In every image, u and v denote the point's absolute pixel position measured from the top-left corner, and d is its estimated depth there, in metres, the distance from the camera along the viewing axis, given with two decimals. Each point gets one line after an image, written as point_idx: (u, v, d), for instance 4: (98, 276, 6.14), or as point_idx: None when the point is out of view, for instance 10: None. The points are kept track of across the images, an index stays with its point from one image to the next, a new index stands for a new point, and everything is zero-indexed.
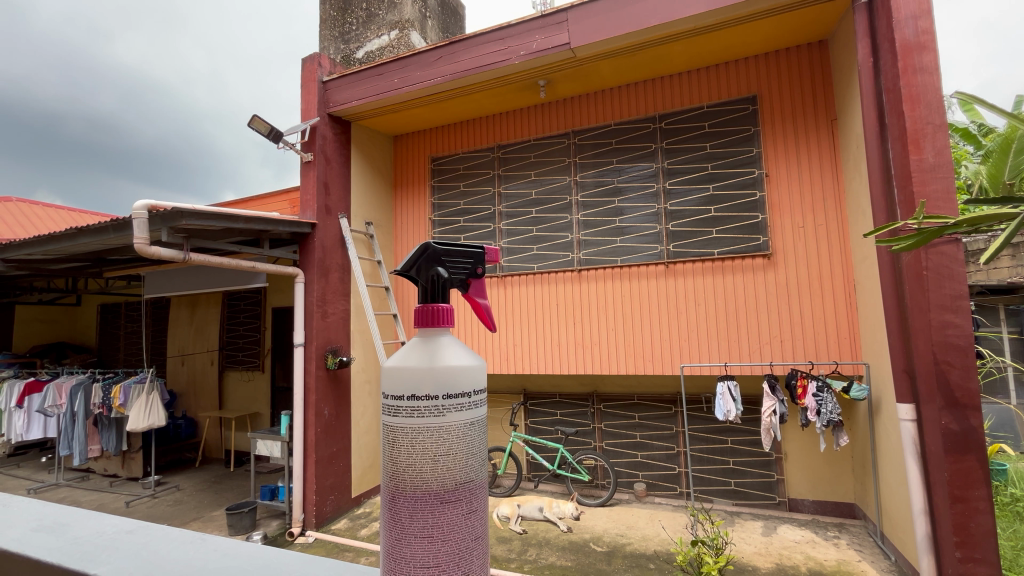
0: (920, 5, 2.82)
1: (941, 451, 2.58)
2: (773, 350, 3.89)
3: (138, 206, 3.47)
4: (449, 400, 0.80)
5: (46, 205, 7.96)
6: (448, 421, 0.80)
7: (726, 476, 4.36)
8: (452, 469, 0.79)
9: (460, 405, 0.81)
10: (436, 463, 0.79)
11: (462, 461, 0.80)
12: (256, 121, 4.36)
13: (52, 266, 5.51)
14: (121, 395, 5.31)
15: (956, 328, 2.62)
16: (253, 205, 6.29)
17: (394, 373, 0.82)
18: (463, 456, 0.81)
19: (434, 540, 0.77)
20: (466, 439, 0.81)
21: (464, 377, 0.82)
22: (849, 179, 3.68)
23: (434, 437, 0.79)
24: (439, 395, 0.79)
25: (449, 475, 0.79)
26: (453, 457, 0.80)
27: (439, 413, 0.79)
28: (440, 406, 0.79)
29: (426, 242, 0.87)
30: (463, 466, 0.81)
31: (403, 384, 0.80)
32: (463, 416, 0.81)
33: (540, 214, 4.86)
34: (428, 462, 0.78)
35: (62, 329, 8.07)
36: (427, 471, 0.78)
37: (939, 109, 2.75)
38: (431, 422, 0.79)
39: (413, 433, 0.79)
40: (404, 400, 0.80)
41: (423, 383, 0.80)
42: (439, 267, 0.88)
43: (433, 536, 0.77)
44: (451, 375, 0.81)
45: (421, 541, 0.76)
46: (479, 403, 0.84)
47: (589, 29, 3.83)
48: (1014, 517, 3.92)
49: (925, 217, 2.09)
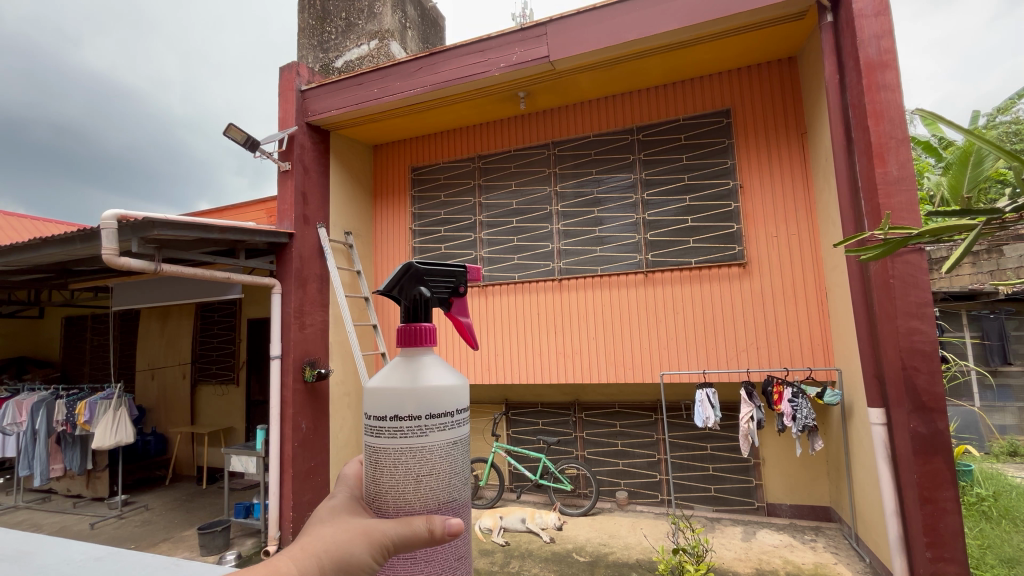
0: (882, 26, 2.95)
1: (911, 453, 2.66)
2: (750, 357, 3.96)
3: (106, 215, 3.36)
4: (431, 420, 0.79)
5: (7, 213, 7.67)
6: (430, 441, 0.79)
7: (705, 482, 4.40)
8: (435, 489, 0.79)
9: (443, 425, 0.80)
10: (419, 484, 0.78)
11: (444, 480, 0.80)
12: (231, 130, 4.29)
13: (13, 277, 5.28)
14: (85, 412, 5.10)
15: (922, 334, 2.71)
16: (227, 214, 6.16)
17: (377, 396, 0.80)
18: (446, 476, 0.80)
19: (417, 560, 0.77)
20: (451, 458, 0.81)
21: (451, 396, 0.82)
22: (819, 189, 3.79)
23: (417, 458, 0.78)
24: (422, 415, 0.79)
25: (432, 496, 0.79)
26: (436, 476, 0.79)
27: (421, 433, 0.78)
28: (422, 426, 0.79)
29: (408, 262, 0.88)
30: (445, 485, 0.80)
31: (385, 404, 0.79)
32: (447, 437, 0.80)
33: (520, 223, 4.89)
34: (411, 482, 0.78)
35: (22, 342, 7.72)
36: (410, 492, 0.78)
37: (901, 124, 2.87)
38: (415, 443, 0.78)
39: (396, 453, 0.78)
40: (386, 420, 0.79)
41: (409, 405, 0.79)
42: (422, 286, 0.89)
43: (416, 557, 0.77)
44: (437, 396, 0.80)
45: (404, 561, 0.77)
46: (465, 421, 0.84)
47: (567, 43, 3.89)
48: (980, 516, 4.07)
49: (890, 227, 2.10)
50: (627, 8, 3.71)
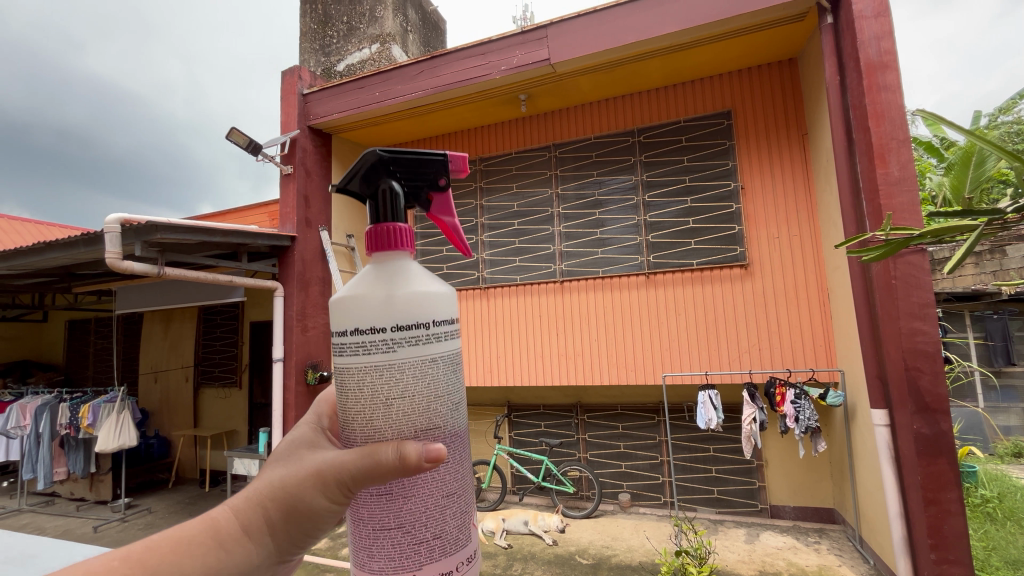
0: (882, 27, 2.96)
1: (914, 455, 2.65)
2: (752, 358, 3.95)
3: (110, 219, 3.38)
4: (399, 334, 0.77)
5: (12, 218, 7.72)
6: (400, 359, 0.77)
7: (708, 484, 4.39)
8: (406, 408, 0.77)
9: (412, 341, 0.77)
10: (388, 402, 0.77)
11: (417, 399, 0.78)
12: (233, 134, 4.31)
13: (17, 281, 5.31)
14: (89, 415, 5.11)
15: (925, 335, 2.71)
16: (230, 217, 6.19)
17: (343, 307, 0.80)
18: (421, 396, 0.78)
19: (393, 496, 0.79)
20: (425, 378, 0.78)
21: (424, 304, 0.79)
22: (821, 191, 3.79)
23: (385, 375, 0.77)
24: (389, 328, 0.77)
25: (403, 414, 0.77)
26: (407, 395, 0.77)
27: (388, 348, 0.77)
28: (390, 341, 0.77)
29: (375, 152, 0.83)
30: (418, 404, 0.78)
31: (355, 314, 0.78)
32: (418, 355, 0.78)
33: (521, 225, 4.90)
34: (380, 400, 0.77)
35: (27, 346, 7.76)
36: (381, 414, 0.78)
37: (902, 124, 2.87)
38: (381, 360, 0.77)
39: (363, 372, 0.78)
40: (349, 334, 0.79)
41: (375, 315, 0.77)
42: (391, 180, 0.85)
43: (391, 493, 0.79)
44: (407, 301, 0.78)
45: (380, 497, 0.80)
46: (442, 336, 0.81)
47: (568, 46, 3.90)
48: (985, 518, 4.05)
49: (892, 228, 2.09)
50: (628, 11, 3.72)
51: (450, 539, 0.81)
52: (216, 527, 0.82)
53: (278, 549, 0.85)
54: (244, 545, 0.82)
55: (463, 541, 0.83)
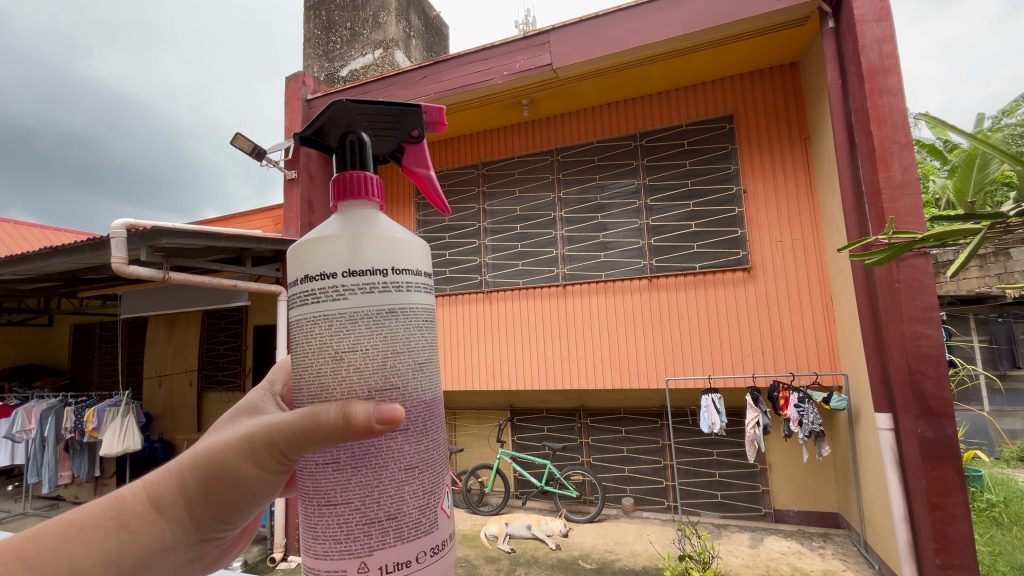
0: (884, 31, 2.97)
1: (919, 459, 2.64)
2: (755, 362, 3.95)
3: (116, 224, 3.41)
4: (350, 281, 0.70)
5: (19, 223, 7.79)
6: (350, 307, 0.70)
7: (711, 488, 4.38)
8: (356, 365, 0.70)
9: (363, 289, 0.70)
10: (337, 358, 0.70)
11: (367, 356, 0.70)
12: (238, 139, 4.35)
13: (24, 286, 5.35)
14: (93, 419, 5.13)
15: (929, 338, 2.70)
16: (234, 222, 6.23)
17: (297, 255, 0.74)
18: (373, 352, 0.70)
19: (342, 467, 0.70)
20: (380, 331, 0.70)
21: (384, 247, 0.72)
22: (823, 194, 3.79)
23: (334, 327, 0.70)
24: (340, 274, 0.70)
25: (353, 372, 0.70)
26: (358, 350, 0.70)
27: (337, 296, 0.70)
28: (340, 288, 0.70)
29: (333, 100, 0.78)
30: (369, 361, 0.70)
31: (308, 260, 0.72)
32: (371, 304, 0.70)
33: (524, 229, 4.92)
34: (329, 355, 0.71)
35: (33, 350, 7.81)
36: (329, 369, 0.71)
37: (904, 128, 2.87)
38: (330, 310, 0.70)
39: (311, 323, 0.72)
40: (299, 282, 0.73)
41: (326, 261, 0.71)
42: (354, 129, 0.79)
43: (339, 464, 0.71)
44: (365, 245, 0.71)
45: (327, 467, 0.71)
46: (402, 287, 0.73)
47: (569, 51, 3.93)
48: (991, 522, 4.03)
49: (894, 231, 2.08)
50: (629, 16, 3.74)
51: (408, 522, 0.71)
52: (121, 502, 0.77)
53: (194, 527, 0.81)
54: (150, 525, 0.77)
55: (426, 527, 0.73)
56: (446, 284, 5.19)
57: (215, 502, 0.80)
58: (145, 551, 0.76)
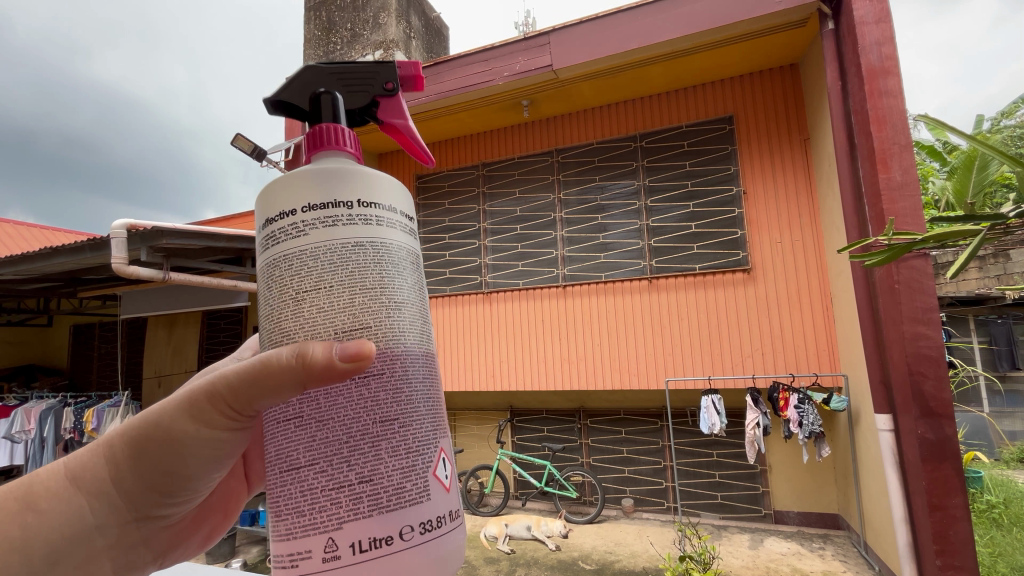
0: (883, 32, 2.98)
1: (919, 460, 2.64)
2: (755, 363, 3.95)
3: (116, 225, 3.42)
4: (313, 216, 0.68)
5: (19, 223, 7.79)
6: (312, 241, 0.67)
7: (711, 489, 4.38)
8: (319, 302, 0.65)
9: (325, 221, 0.67)
10: (300, 298, 0.66)
11: (330, 291, 0.65)
12: (238, 140, 4.35)
13: (24, 286, 5.35)
14: (93, 419, 5.13)
15: (928, 339, 2.70)
16: (233, 222, 6.23)
17: (260, 203, 0.73)
18: (337, 286, 0.66)
19: (307, 425, 0.65)
20: (344, 265, 0.66)
21: (353, 179, 0.70)
22: (823, 195, 3.79)
23: (294, 265, 0.67)
24: (302, 209, 0.68)
25: (316, 310, 0.65)
26: (320, 286, 0.66)
27: (299, 232, 0.68)
28: (301, 224, 0.68)
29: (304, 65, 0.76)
30: (333, 297, 0.65)
31: (273, 206, 0.71)
32: (332, 238, 0.67)
33: (524, 230, 4.93)
34: (290, 295, 0.67)
35: (33, 350, 7.81)
36: (290, 311, 0.67)
37: (904, 129, 2.88)
38: (290, 248, 0.68)
39: (272, 267, 0.69)
40: (262, 227, 0.72)
41: (289, 199, 0.69)
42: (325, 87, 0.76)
43: (304, 422, 0.65)
44: (330, 175, 0.69)
45: (291, 427, 0.66)
46: (370, 219, 0.69)
47: (569, 52, 3.93)
48: (991, 524, 4.04)
49: (894, 233, 2.08)
50: (629, 17, 3.75)
51: (386, 489, 0.64)
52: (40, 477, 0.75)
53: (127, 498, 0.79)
54: (69, 502, 0.75)
55: (410, 496, 0.66)
56: (446, 284, 5.20)
57: (149, 472, 0.77)
58: (62, 531, 0.74)
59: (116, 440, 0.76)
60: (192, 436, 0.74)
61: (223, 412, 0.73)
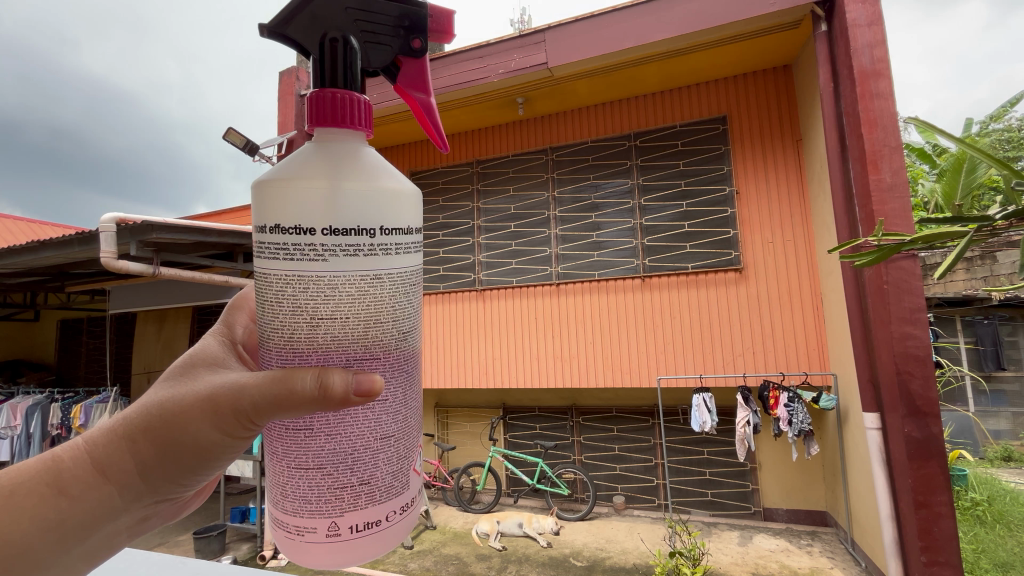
0: (875, 35, 3.00)
1: (906, 457, 2.68)
2: (746, 361, 3.98)
3: (105, 219, 3.37)
4: (334, 242, 0.62)
5: (4, 216, 7.67)
6: (333, 270, 0.62)
7: (702, 486, 4.41)
8: (335, 332, 0.63)
9: (347, 251, 0.62)
10: (315, 325, 0.63)
11: (349, 322, 0.63)
12: (231, 134, 4.31)
13: (10, 280, 5.27)
14: (81, 415, 5.08)
15: (915, 339, 2.75)
16: (224, 217, 6.17)
17: (263, 195, 0.64)
18: (355, 319, 0.63)
19: (313, 433, 0.66)
20: (364, 298, 0.63)
21: (377, 204, 0.65)
22: (814, 196, 3.82)
23: (310, 290, 0.62)
24: (323, 230, 0.61)
25: (332, 339, 0.63)
26: (338, 317, 0.63)
27: (317, 257, 0.62)
28: (321, 249, 0.62)
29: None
30: (351, 328, 0.63)
31: (285, 209, 0.63)
32: (355, 268, 0.62)
33: (518, 228, 4.93)
34: (303, 318, 0.63)
35: (19, 345, 7.71)
36: (303, 336, 0.63)
37: (894, 131, 2.92)
38: (307, 271, 0.62)
39: (283, 283, 0.63)
40: (268, 232, 0.64)
41: (308, 210, 0.62)
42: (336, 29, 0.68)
43: (311, 431, 0.66)
44: (353, 197, 0.63)
45: (296, 433, 0.66)
46: (390, 249, 0.66)
47: (565, 50, 3.93)
48: (975, 521, 4.10)
49: (883, 233, 2.10)
50: (625, 16, 3.74)
51: (381, 488, 0.69)
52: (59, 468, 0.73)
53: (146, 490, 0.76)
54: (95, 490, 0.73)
55: (397, 489, 0.72)
56: (440, 282, 5.19)
57: (171, 467, 0.74)
58: (88, 516, 0.74)
59: (135, 436, 0.72)
60: (217, 437, 0.71)
61: (247, 424, 0.69)
